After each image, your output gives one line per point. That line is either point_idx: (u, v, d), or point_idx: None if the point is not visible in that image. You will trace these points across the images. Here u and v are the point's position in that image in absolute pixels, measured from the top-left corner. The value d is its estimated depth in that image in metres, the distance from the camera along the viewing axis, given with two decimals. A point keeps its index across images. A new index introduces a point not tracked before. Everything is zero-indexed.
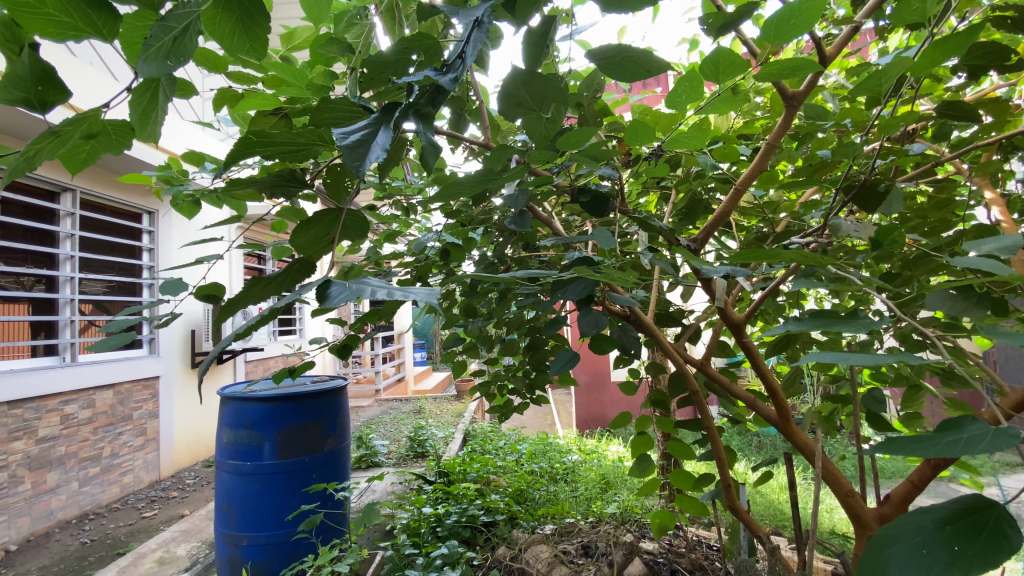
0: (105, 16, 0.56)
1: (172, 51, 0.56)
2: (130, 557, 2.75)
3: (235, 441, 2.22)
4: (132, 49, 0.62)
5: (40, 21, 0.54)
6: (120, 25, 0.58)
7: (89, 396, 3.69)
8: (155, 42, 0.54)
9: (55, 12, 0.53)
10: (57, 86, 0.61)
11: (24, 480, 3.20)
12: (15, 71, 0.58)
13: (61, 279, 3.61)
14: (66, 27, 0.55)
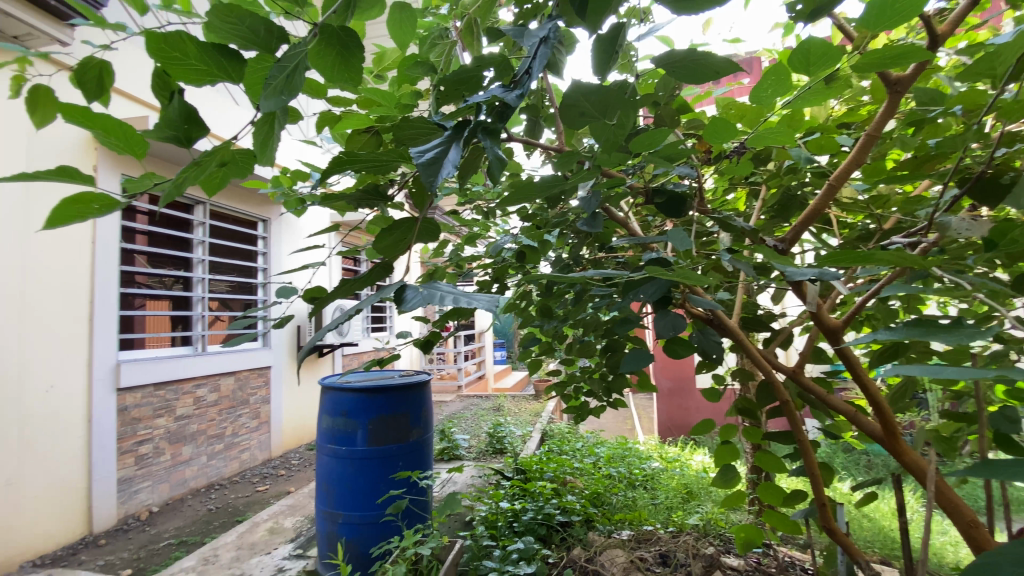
0: (232, 61, 0.66)
1: (285, 86, 0.65)
2: (247, 525, 3.11)
3: (333, 426, 2.43)
4: (254, 89, 0.72)
5: (188, 70, 0.65)
6: (243, 68, 0.68)
7: (215, 380, 4.21)
8: (273, 80, 0.62)
9: (194, 61, 0.65)
10: (199, 123, 0.73)
11: (165, 451, 3.71)
12: (169, 112, 0.71)
13: (195, 279, 4.13)
14: (203, 73, 0.67)
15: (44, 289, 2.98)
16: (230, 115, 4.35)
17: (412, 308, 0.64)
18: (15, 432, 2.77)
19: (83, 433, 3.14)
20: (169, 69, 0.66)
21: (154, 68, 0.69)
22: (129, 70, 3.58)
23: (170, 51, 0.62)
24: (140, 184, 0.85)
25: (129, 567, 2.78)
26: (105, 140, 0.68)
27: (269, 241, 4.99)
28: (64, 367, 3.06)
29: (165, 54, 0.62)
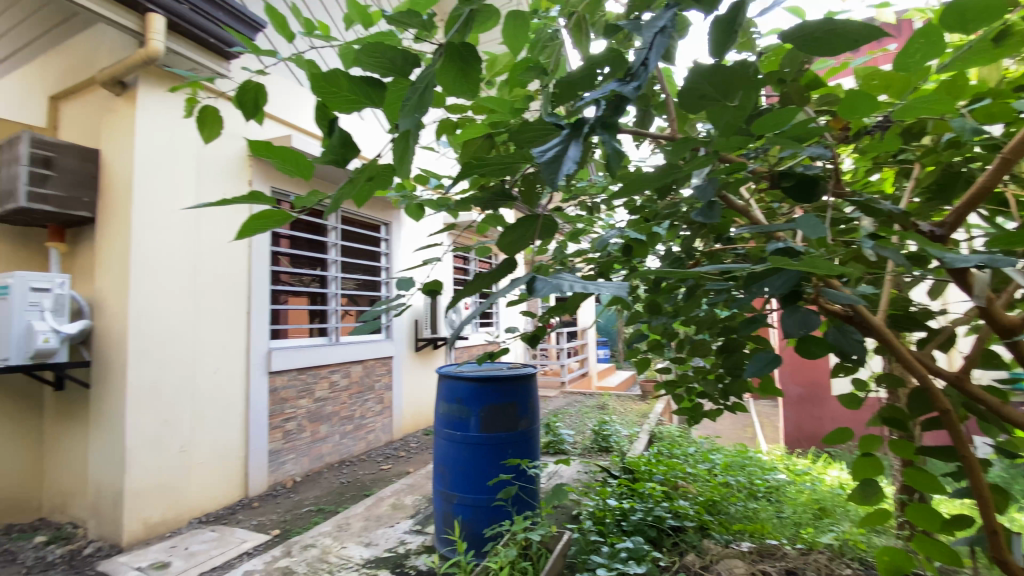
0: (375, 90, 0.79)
1: (418, 104, 0.71)
2: (374, 499, 3.43)
3: (449, 413, 2.58)
4: (390, 111, 0.85)
5: (340, 99, 0.81)
6: (383, 92, 0.80)
7: (346, 367, 4.55)
8: (411, 98, 0.70)
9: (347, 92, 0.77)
10: (353, 147, 0.88)
11: (306, 429, 4.05)
12: (330, 140, 0.86)
13: (330, 278, 4.58)
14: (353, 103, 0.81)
15: (212, 284, 3.39)
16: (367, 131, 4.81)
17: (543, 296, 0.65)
18: (191, 407, 3.20)
19: (241, 413, 3.53)
20: (329, 102, 0.80)
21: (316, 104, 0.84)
22: (285, 99, 4.14)
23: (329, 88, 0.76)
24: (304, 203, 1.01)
25: (278, 528, 3.04)
26: (282, 167, 0.82)
27: (391, 243, 5.42)
28: (227, 354, 3.46)
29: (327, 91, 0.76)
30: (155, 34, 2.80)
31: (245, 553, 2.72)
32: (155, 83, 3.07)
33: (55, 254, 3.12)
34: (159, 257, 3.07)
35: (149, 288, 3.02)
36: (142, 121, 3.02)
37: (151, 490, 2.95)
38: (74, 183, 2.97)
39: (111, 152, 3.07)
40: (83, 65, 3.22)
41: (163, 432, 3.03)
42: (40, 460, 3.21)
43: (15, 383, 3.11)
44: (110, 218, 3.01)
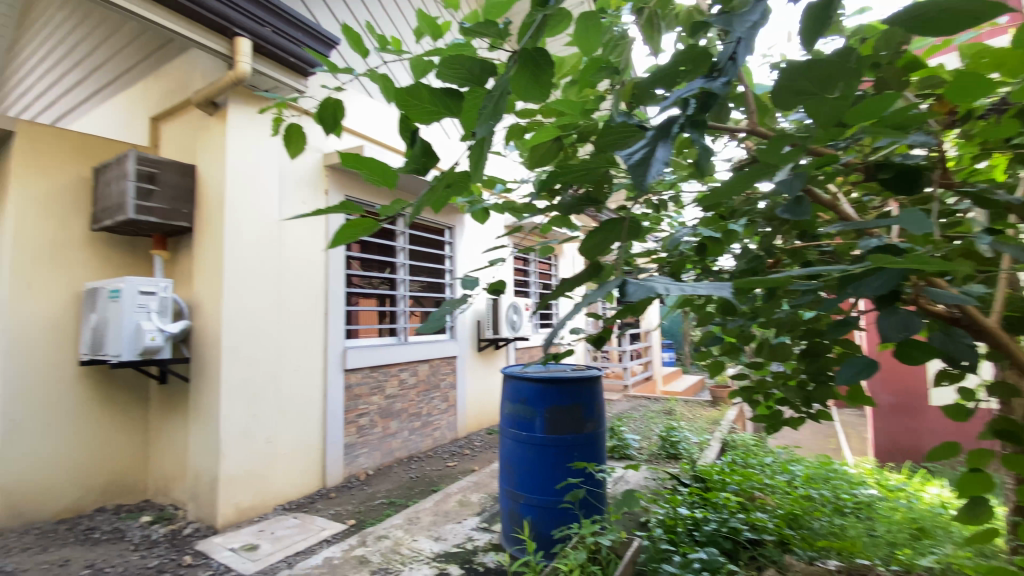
0: (454, 100, 0.84)
1: (492, 114, 0.74)
2: (442, 495, 3.53)
3: (514, 413, 2.60)
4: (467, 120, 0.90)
5: (424, 112, 0.85)
6: (462, 102, 0.85)
7: (414, 366, 4.70)
8: (487, 107, 0.73)
9: (427, 103, 0.83)
10: (432, 156, 0.94)
11: (377, 424, 4.23)
12: (411, 150, 0.93)
13: (398, 280, 4.74)
14: (434, 113, 0.86)
15: (294, 287, 3.62)
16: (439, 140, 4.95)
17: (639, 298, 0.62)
18: (275, 402, 3.43)
19: (320, 409, 3.75)
20: (409, 114, 0.85)
21: (400, 116, 0.90)
22: (370, 112, 4.37)
23: (411, 100, 0.82)
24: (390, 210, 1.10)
25: (353, 518, 3.20)
26: (367, 176, 0.88)
27: (455, 246, 5.49)
28: (307, 353, 3.68)
29: (409, 103, 0.82)
30: (242, 57, 3.03)
31: (325, 540, 2.89)
32: (243, 102, 3.33)
33: (159, 261, 3.47)
34: (247, 263, 3.32)
35: (239, 292, 3.27)
36: (232, 138, 3.28)
37: (242, 478, 3.20)
38: (175, 197, 3.28)
39: (206, 167, 3.37)
40: (179, 89, 3.54)
41: (252, 424, 3.28)
42: (145, 447, 3.58)
43: (126, 377, 3.49)
44: (206, 227, 3.30)
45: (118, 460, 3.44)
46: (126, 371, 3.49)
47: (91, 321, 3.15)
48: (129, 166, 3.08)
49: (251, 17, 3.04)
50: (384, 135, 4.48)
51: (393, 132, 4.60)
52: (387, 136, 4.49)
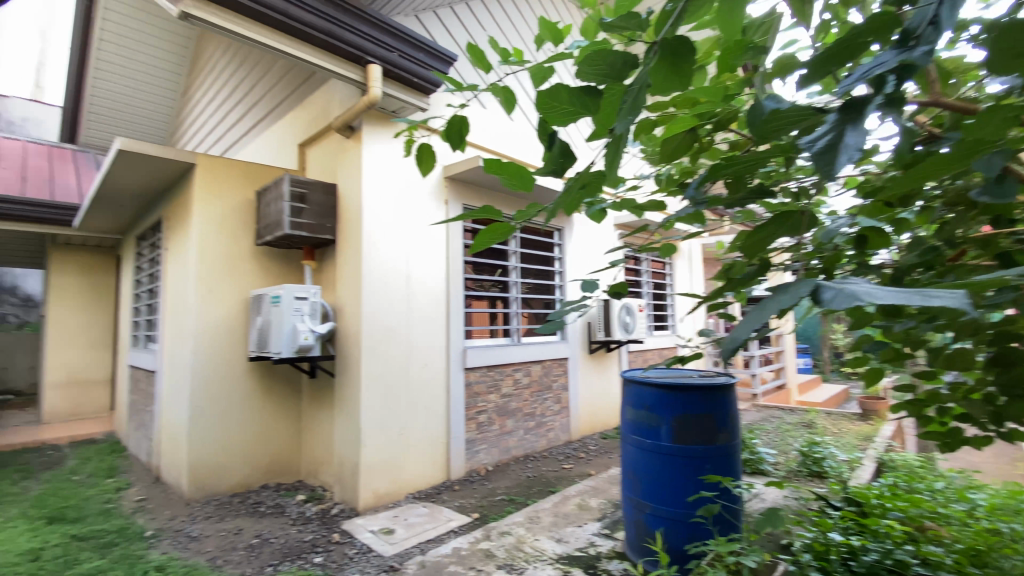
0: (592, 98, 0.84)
1: (629, 108, 0.75)
2: (560, 496, 3.54)
3: (637, 419, 2.53)
4: (603, 117, 0.89)
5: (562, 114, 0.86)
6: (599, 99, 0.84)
7: (528, 366, 4.76)
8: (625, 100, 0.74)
9: (565, 104, 0.84)
10: (570, 157, 0.95)
11: (495, 422, 4.37)
12: (551, 152, 0.95)
13: (511, 283, 4.78)
14: (571, 112, 0.86)
15: (420, 291, 3.88)
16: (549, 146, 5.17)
17: (842, 305, 0.58)
18: (405, 397, 3.70)
19: (444, 405, 3.97)
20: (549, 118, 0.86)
21: (539, 120, 0.93)
22: (492, 120, 4.55)
23: (550, 102, 0.83)
24: (526, 215, 1.15)
25: (477, 512, 3.35)
26: (506, 180, 0.92)
27: (565, 248, 5.35)
28: (432, 352, 3.92)
29: (547, 104, 0.84)
30: (374, 82, 3.31)
31: (452, 531, 3.06)
32: (375, 124, 3.66)
33: (309, 270, 3.95)
34: (380, 269, 3.63)
35: (374, 295, 3.59)
36: (366, 155, 3.60)
37: (378, 465, 3.49)
38: (321, 213, 3.71)
39: (345, 183, 3.75)
40: (320, 116, 3.99)
41: (386, 416, 3.57)
42: (299, 434, 4.06)
43: (283, 372, 4.00)
44: (346, 238, 3.68)
45: (278, 444, 3.95)
46: (283, 366, 4.00)
47: (256, 323, 3.66)
48: (284, 188, 3.54)
49: (380, 45, 3.33)
50: (511, 147, 4.72)
51: (511, 138, 4.73)
52: (513, 147, 4.73)
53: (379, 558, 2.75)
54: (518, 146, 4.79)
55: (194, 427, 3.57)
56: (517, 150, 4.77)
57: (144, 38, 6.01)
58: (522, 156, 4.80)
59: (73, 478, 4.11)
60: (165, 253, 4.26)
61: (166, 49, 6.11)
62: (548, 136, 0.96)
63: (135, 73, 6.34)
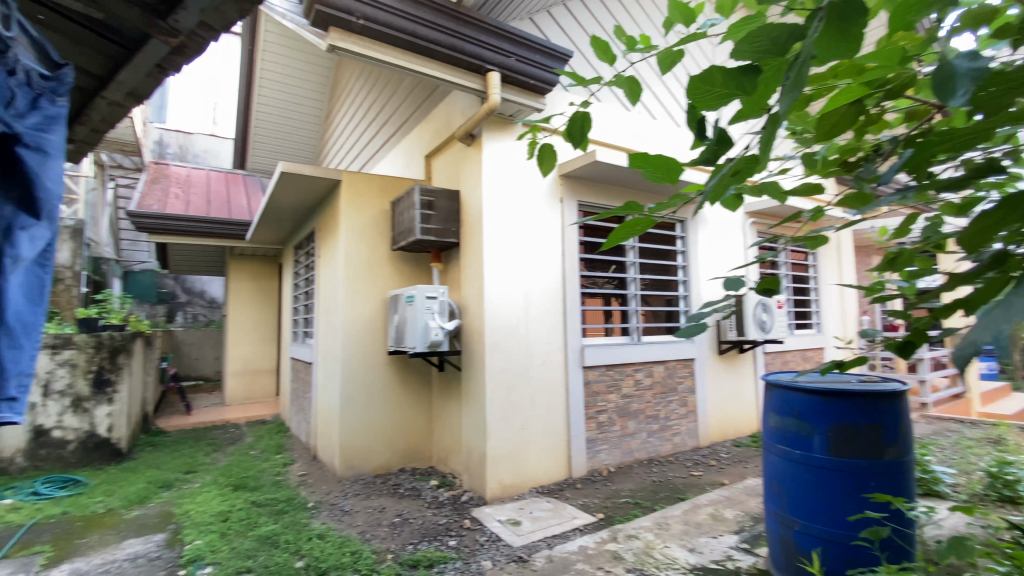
0: (748, 80, 0.78)
1: (793, 84, 0.68)
2: (690, 504, 3.36)
3: (783, 427, 2.31)
4: (759, 97, 0.82)
5: (712, 99, 0.81)
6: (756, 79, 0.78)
7: (650, 367, 4.59)
8: (793, 76, 0.67)
9: (718, 86, 0.79)
10: (725, 143, 0.88)
11: (616, 423, 4.29)
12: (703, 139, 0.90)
13: (629, 279, 4.60)
14: (723, 96, 0.81)
15: (539, 289, 3.95)
16: (675, 137, 4.95)
17: None
18: (527, 392, 3.81)
19: (564, 402, 4.00)
20: (698, 102, 0.82)
21: (686, 106, 0.88)
22: (610, 112, 4.46)
23: (702, 86, 0.79)
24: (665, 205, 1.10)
25: (602, 513, 3.32)
26: (651, 172, 0.89)
27: (687, 240, 5.03)
28: (552, 349, 3.98)
29: (698, 89, 0.80)
30: (493, 89, 3.45)
31: (577, 529, 3.07)
32: (494, 130, 3.80)
33: (436, 271, 4.24)
34: (502, 269, 3.77)
35: (497, 294, 3.73)
36: (487, 160, 3.76)
37: (504, 458, 3.63)
38: (446, 218, 3.95)
39: (467, 188, 3.95)
40: (444, 127, 4.25)
41: (510, 411, 3.69)
42: (430, 423, 4.38)
43: (416, 365, 4.34)
44: (470, 240, 3.88)
45: (413, 432, 4.29)
46: (415, 360, 4.34)
47: (393, 320, 4.03)
48: (415, 197, 3.83)
49: (498, 52, 3.45)
50: (636, 139, 4.61)
51: (629, 130, 4.59)
52: (637, 140, 4.63)
53: (507, 547, 2.85)
54: (642, 138, 4.68)
55: (344, 413, 4.03)
56: (641, 142, 4.65)
57: (296, 74, 6.91)
58: (647, 148, 4.67)
59: (251, 453, 4.86)
60: (318, 260, 4.87)
61: (312, 79, 6.99)
62: (696, 123, 0.91)
63: (288, 105, 7.32)
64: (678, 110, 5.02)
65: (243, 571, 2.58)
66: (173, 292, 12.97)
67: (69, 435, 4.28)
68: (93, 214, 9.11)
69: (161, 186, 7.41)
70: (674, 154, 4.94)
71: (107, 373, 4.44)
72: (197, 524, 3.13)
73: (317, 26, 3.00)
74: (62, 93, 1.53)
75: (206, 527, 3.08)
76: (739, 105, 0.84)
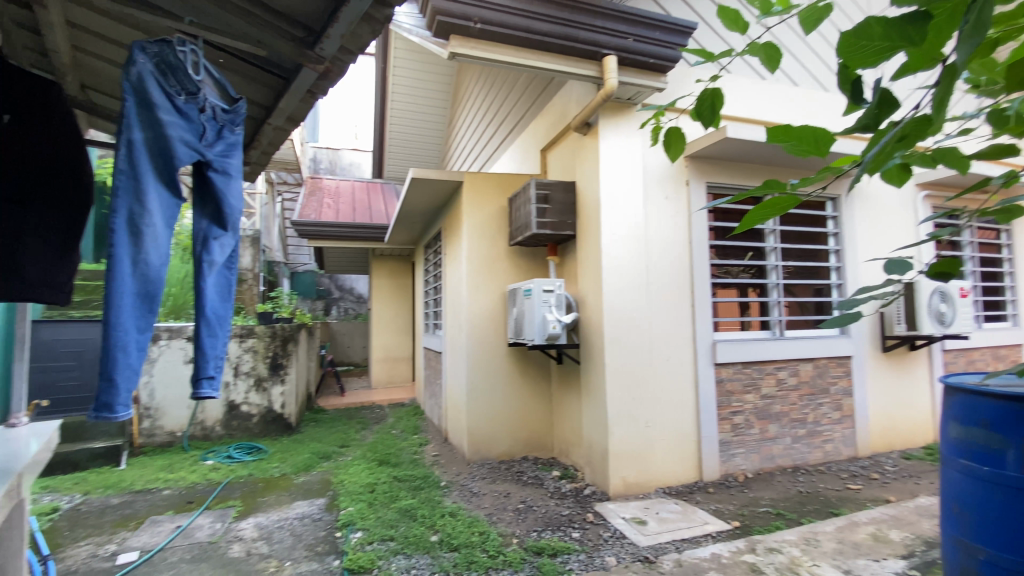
0: (920, 26, 0.61)
1: (978, 26, 0.53)
2: (846, 521, 2.95)
3: (968, 439, 1.91)
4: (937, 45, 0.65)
5: (869, 55, 0.65)
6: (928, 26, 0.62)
7: (796, 365, 4.11)
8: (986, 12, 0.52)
9: (878, 40, 0.64)
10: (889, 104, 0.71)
11: (755, 425, 3.93)
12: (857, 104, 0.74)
13: (769, 266, 4.17)
14: (884, 51, 0.65)
15: (662, 279, 3.76)
16: (821, 104, 4.34)
17: None
18: (652, 387, 3.66)
19: (692, 400, 3.77)
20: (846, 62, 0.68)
21: (837, 66, 0.74)
22: (742, 84, 4.06)
23: (857, 41, 0.64)
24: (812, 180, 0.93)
25: (738, 520, 3.07)
26: (793, 146, 0.77)
27: (840, 221, 4.40)
28: (678, 343, 3.77)
29: (851, 45, 0.65)
30: (610, 73, 3.34)
31: (710, 535, 2.87)
32: (612, 116, 3.69)
33: (554, 265, 4.27)
34: (622, 260, 3.65)
35: (617, 286, 3.63)
36: (605, 148, 3.66)
37: (627, 454, 3.53)
38: (563, 210, 3.95)
39: (583, 179, 3.90)
40: (559, 119, 4.24)
41: (633, 407, 3.58)
42: (551, 415, 4.44)
43: (536, 357, 4.44)
44: (587, 232, 3.83)
45: (534, 422, 4.40)
46: (536, 353, 4.43)
47: (513, 313, 4.14)
48: (532, 191, 3.89)
49: (614, 34, 3.34)
50: (773, 111, 4.13)
51: (765, 101, 4.13)
52: (776, 111, 4.14)
53: (633, 546, 2.77)
54: (782, 109, 4.17)
55: (471, 401, 4.25)
56: (780, 114, 4.16)
57: (422, 85, 7.44)
58: (786, 119, 4.17)
59: (392, 432, 5.39)
60: (445, 258, 5.20)
61: (436, 88, 7.46)
62: (852, 85, 0.76)
63: (416, 115, 7.90)
64: (824, 73, 4.39)
65: (387, 538, 2.87)
66: (328, 290, 14.90)
67: (253, 410, 5.15)
68: (267, 225, 10.80)
69: (316, 197, 8.51)
70: (819, 123, 4.33)
71: (280, 358, 5.24)
72: (350, 493, 3.55)
73: (439, 36, 3.18)
74: (239, 123, 1.75)
75: (357, 496, 3.49)
76: (902, 60, 0.67)
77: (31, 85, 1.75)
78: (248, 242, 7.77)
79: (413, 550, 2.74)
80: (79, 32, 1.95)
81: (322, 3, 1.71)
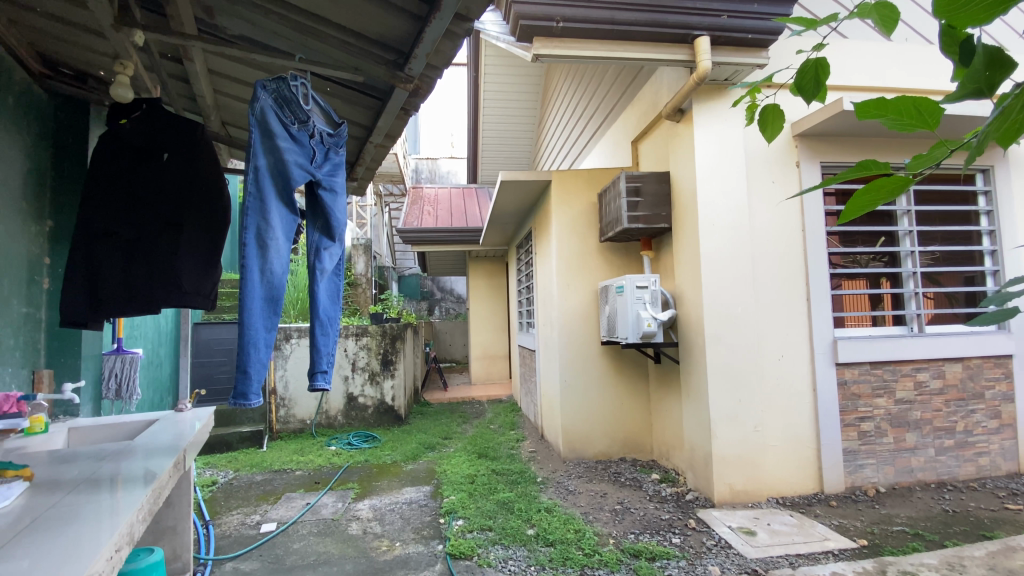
0: None
1: None
2: (1001, 545, 2.51)
3: None
4: None
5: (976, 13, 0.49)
6: None
7: (939, 366, 3.55)
8: None
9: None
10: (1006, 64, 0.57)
11: (888, 434, 3.46)
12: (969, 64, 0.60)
13: (902, 254, 3.65)
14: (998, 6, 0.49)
15: (769, 271, 3.47)
16: None
17: None
18: (760, 388, 3.39)
19: (808, 401, 3.44)
20: (953, 23, 0.51)
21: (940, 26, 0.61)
22: (858, 50, 3.62)
23: None
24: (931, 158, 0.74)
25: (865, 539, 2.73)
26: (895, 122, 0.67)
27: (995, 196, 3.72)
28: (790, 340, 3.45)
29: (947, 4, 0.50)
30: (702, 55, 3.16)
31: (830, 552, 2.60)
32: (707, 99, 3.48)
33: (648, 260, 4.15)
34: (724, 252, 3.42)
35: (718, 280, 3.41)
36: (701, 134, 3.45)
37: (733, 460, 3.31)
38: (656, 203, 3.80)
39: (678, 168, 3.72)
40: (650, 108, 4.10)
41: (739, 409, 3.34)
42: (649, 415, 4.31)
43: (632, 355, 4.34)
44: (683, 223, 3.65)
45: (631, 422, 4.30)
46: (631, 351, 4.33)
47: (606, 311, 4.08)
48: (622, 185, 3.79)
49: (706, 13, 3.15)
50: (899, 75, 3.63)
51: (889, 66, 3.64)
52: (900, 76, 3.64)
53: (739, 557, 2.60)
54: (910, 71, 3.65)
55: (566, 398, 4.27)
56: (908, 77, 3.64)
57: (512, 89, 7.63)
58: (912, 84, 3.66)
59: (491, 427, 5.58)
60: (536, 257, 5.27)
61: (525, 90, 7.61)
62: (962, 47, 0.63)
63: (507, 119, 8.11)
64: None
65: (486, 528, 3.00)
66: (431, 292, 15.80)
67: (369, 402, 5.65)
68: (376, 233, 11.73)
69: (418, 205, 9.05)
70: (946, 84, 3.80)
71: (390, 355, 5.70)
72: (452, 483, 3.76)
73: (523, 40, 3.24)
74: (342, 144, 1.96)
75: (458, 486, 3.69)
76: None
77: (182, 129, 2.11)
78: (361, 249, 8.52)
79: (510, 541, 2.83)
80: (219, 78, 2.30)
81: (408, 26, 1.84)
